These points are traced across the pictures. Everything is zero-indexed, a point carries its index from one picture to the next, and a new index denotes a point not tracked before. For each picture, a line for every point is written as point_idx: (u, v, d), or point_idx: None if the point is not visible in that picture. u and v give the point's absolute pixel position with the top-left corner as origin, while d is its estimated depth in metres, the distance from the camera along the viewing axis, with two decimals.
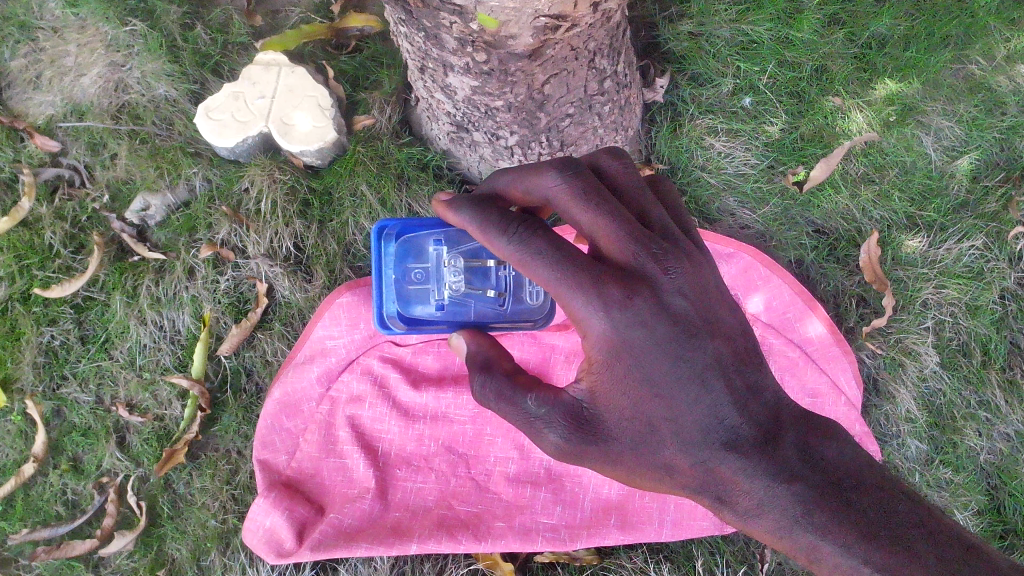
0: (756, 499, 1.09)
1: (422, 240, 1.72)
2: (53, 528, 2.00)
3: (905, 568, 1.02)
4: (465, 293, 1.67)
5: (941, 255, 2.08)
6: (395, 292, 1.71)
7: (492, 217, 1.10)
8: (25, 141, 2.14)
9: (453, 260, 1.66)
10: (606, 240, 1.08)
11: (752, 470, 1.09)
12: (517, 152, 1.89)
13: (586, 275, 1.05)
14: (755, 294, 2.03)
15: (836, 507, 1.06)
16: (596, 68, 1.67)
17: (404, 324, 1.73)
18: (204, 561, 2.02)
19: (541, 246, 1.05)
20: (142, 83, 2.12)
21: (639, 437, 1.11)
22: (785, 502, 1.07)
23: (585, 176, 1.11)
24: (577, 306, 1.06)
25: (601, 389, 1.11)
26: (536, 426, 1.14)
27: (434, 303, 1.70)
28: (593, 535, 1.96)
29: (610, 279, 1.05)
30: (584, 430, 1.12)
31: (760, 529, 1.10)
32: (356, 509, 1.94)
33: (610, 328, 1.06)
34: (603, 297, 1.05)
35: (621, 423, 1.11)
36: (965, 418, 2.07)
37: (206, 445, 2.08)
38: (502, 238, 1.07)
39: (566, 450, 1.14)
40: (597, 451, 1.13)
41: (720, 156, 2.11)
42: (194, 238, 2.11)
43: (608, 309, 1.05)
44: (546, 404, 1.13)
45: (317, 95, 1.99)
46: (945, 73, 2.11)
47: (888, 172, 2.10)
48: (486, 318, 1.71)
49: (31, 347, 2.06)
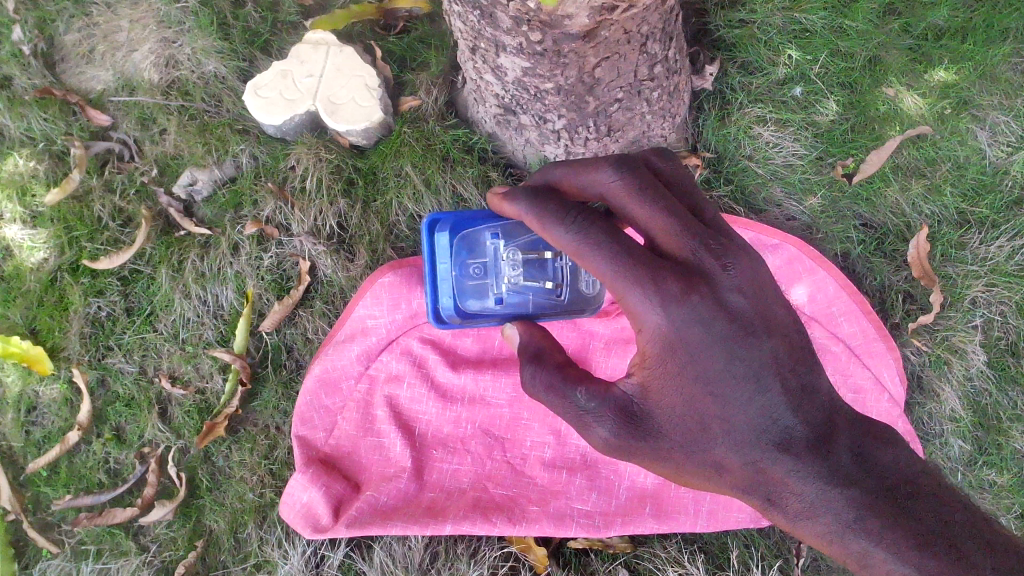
0: (807, 501, 1.08)
1: (478, 233, 1.71)
2: (95, 496, 2.04)
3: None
4: (523, 285, 1.68)
5: (992, 253, 2.04)
6: (451, 286, 1.71)
7: (551, 208, 1.12)
8: (77, 114, 2.17)
9: (511, 253, 1.67)
10: (662, 235, 1.09)
11: (805, 473, 1.08)
12: (564, 136, 1.87)
13: (643, 267, 1.05)
14: (799, 285, 2.01)
15: (891, 514, 1.06)
16: (648, 52, 1.66)
17: (460, 318, 1.73)
18: (242, 533, 2.05)
19: (599, 237, 1.07)
20: (193, 60, 2.14)
21: (691, 435, 1.11)
22: (838, 506, 1.06)
23: (642, 172, 1.13)
24: (634, 300, 1.06)
25: (653, 385, 1.11)
26: (585, 420, 1.14)
27: (492, 297, 1.70)
28: (628, 523, 1.95)
29: (667, 273, 1.05)
30: (633, 425, 1.13)
31: (810, 533, 1.09)
32: (392, 488, 1.96)
33: (666, 323, 1.06)
34: (661, 290, 1.05)
35: (672, 419, 1.12)
36: (1011, 419, 2.03)
37: (246, 420, 2.10)
38: (559, 228, 1.09)
39: (615, 445, 1.14)
40: (646, 447, 1.13)
41: (768, 146, 2.09)
42: (239, 215, 2.12)
43: (666, 304, 1.05)
44: (596, 398, 1.14)
45: (365, 75, 2.00)
46: (1002, 67, 2.06)
47: (941, 167, 2.06)
48: (543, 309, 1.72)
49: (78, 317, 2.10)
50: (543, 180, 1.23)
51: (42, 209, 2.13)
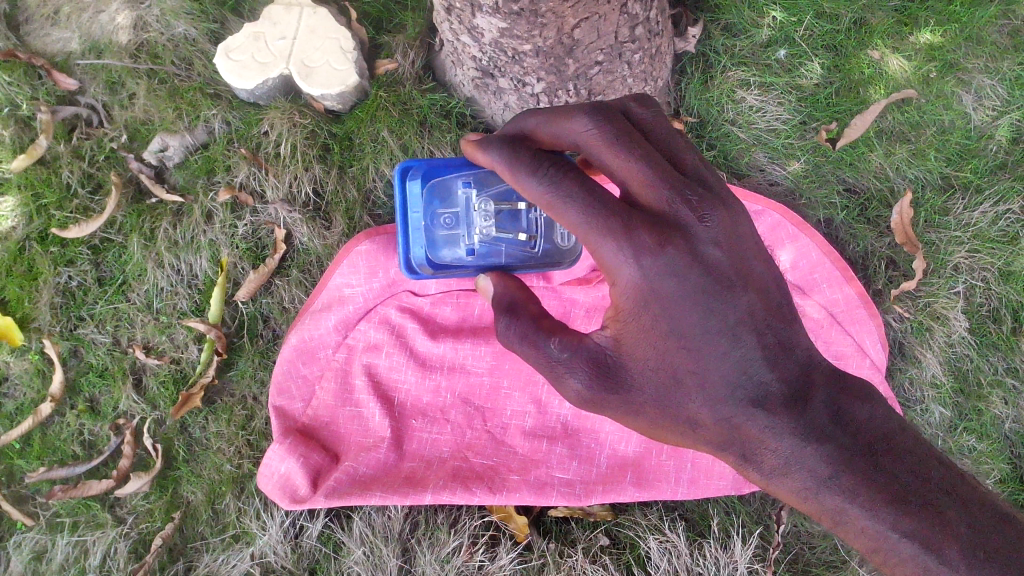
0: (783, 457, 1.06)
1: (449, 182, 1.67)
2: (70, 468, 2.02)
3: (933, 533, 1.01)
4: (497, 236, 1.67)
5: (975, 218, 2.02)
6: (423, 237, 1.68)
7: (523, 157, 1.08)
8: (42, 78, 2.10)
9: (484, 204, 1.65)
10: (638, 185, 1.05)
11: (780, 428, 1.06)
12: (543, 100, 1.84)
13: (617, 220, 1.02)
14: (782, 252, 1.98)
15: (867, 470, 1.04)
16: (629, 13, 1.62)
17: (432, 270, 1.70)
18: (219, 504, 2.02)
19: (572, 189, 1.03)
20: (161, 21, 2.08)
21: (664, 388, 1.09)
22: (816, 467, 1.05)
23: (617, 119, 1.08)
24: (607, 252, 1.03)
25: (627, 337, 1.09)
26: (558, 371, 1.11)
27: (463, 248, 1.68)
28: (609, 491, 1.93)
29: (642, 225, 1.03)
30: (605, 378, 1.10)
31: (785, 489, 1.08)
32: (371, 458, 1.93)
33: (639, 277, 1.04)
34: (635, 243, 1.02)
35: (645, 372, 1.09)
36: (991, 385, 2.03)
37: (223, 390, 2.07)
38: (531, 179, 1.05)
39: (588, 397, 1.11)
40: (619, 401, 1.11)
41: (752, 110, 2.06)
42: (212, 181, 2.07)
43: (639, 257, 1.02)
44: (568, 349, 1.10)
45: (339, 38, 1.94)
46: (989, 29, 2.03)
47: (926, 131, 2.03)
48: (516, 260, 1.72)
49: (48, 287, 2.05)
50: (516, 129, 1.18)
51: (7, 175, 2.07)
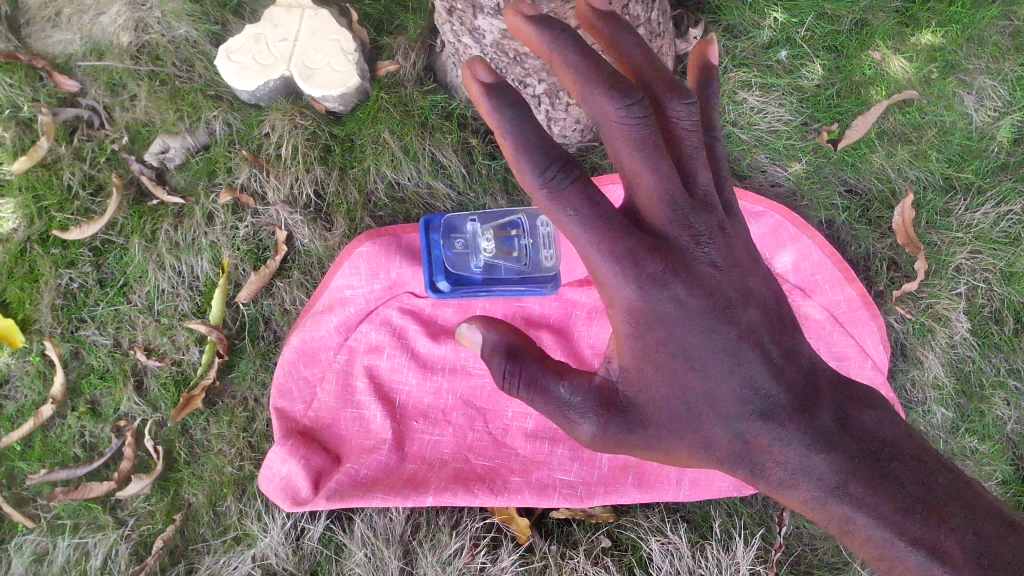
0: (790, 469, 1.06)
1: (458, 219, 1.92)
2: (71, 470, 2.01)
3: (941, 542, 1.00)
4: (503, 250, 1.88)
5: (977, 219, 2.02)
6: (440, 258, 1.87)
7: (536, 144, 0.95)
8: (44, 80, 2.10)
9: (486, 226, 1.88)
10: (645, 202, 1.02)
11: (787, 436, 1.06)
12: (544, 101, 1.83)
13: (621, 243, 0.99)
14: (784, 252, 1.98)
15: (873, 476, 1.03)
16: (630, 14, 1.62)
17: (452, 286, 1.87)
18: (220, 506, 2.01)
19: (583, 202, 0.96)
20: (162, 23, 2.08)
21: (676, 417, 1.09)
22: (821, 471, 1.04)
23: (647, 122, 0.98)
24: (604, 268, 1.01)
25: (635, 372, 1.09)
26: (569, 416, 1.11)
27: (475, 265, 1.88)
28: (611, 493, 1.94)
29: (643, 248, 1.01)
30: (619, 417, 1.10)
31: (794, 500, 1.08)
32: (372, 460, 1.93)
33: (639, 297, 1.03)
34: (637, 267, 1.01)
35: (656, 405, 1.09)
36: (994, 386, 2.02)
37: (223, 392, 2.06)
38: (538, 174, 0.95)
39: (604, 439, 1.12)
40: (635, 438, 1.11)
41: (753, 111, 2.05)
42: (213, 182, 2.07)
43: (639, 279, 1.02)
44: (578, 392, 1.10)
45: (339, 39, 1.94)
46: (990, 30, 2.04)
47: (927, 132, 2.04)
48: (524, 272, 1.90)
49: (49, 288, 2.05)
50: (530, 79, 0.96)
51: (9, 177, 2.07)
